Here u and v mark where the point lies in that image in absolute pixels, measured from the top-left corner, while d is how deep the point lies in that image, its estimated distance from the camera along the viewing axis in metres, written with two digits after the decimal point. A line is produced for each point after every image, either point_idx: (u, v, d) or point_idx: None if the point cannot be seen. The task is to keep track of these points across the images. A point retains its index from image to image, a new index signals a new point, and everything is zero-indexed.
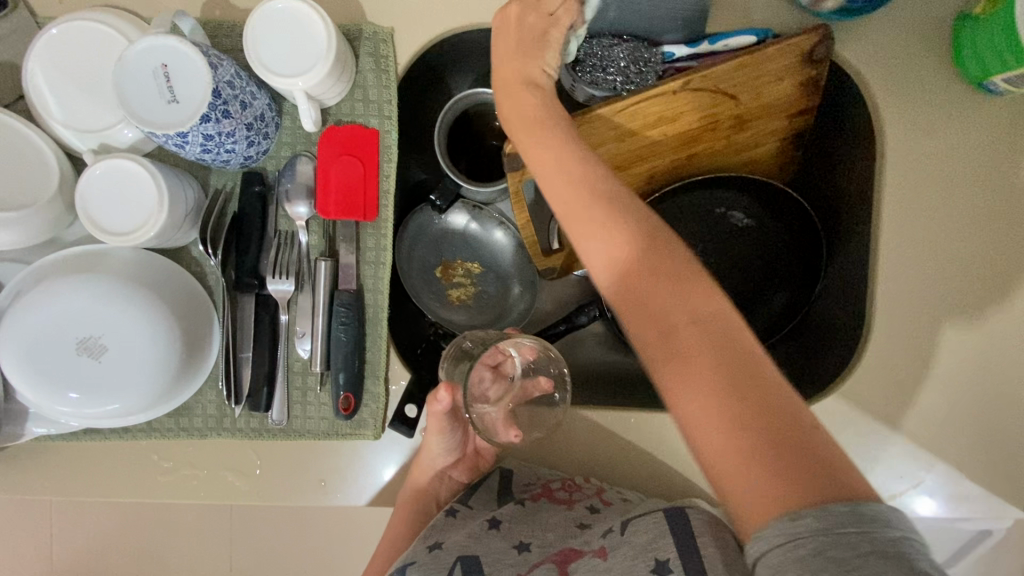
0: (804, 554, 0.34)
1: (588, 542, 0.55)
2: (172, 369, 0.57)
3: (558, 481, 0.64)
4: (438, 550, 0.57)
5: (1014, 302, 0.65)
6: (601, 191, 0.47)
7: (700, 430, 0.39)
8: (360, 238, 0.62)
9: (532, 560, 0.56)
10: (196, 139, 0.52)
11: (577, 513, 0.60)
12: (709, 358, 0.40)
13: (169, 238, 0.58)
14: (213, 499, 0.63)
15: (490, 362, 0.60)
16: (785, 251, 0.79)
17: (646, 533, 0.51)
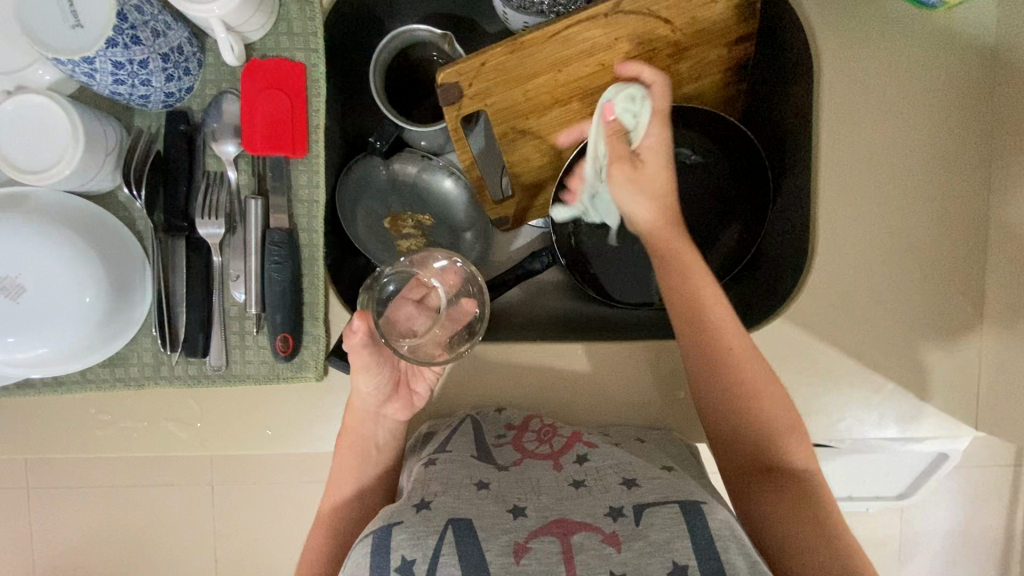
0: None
1: (595, 516, 0.52)
2: (102, 311, 0.56)
3: (532, 432, 0.62)
4: (426, 511, 0.52)
5: (951, 217, 0.66)
6: (717, 307, 0.59)
7: (771, 515, 0.54)
8: (292, 176, 0.61)
9: (530, 526, 0.51)
10: (105, 67, 0.50)
11: (567, 474, 0.57)
12: (785, 496, 0.54)
13: (90, 179, 0.57)
14: (154, 450, 0.62)
15: (411, 295, 0.66)
16: (731, 187, 0.79)
17: (663, 529, 0.50)
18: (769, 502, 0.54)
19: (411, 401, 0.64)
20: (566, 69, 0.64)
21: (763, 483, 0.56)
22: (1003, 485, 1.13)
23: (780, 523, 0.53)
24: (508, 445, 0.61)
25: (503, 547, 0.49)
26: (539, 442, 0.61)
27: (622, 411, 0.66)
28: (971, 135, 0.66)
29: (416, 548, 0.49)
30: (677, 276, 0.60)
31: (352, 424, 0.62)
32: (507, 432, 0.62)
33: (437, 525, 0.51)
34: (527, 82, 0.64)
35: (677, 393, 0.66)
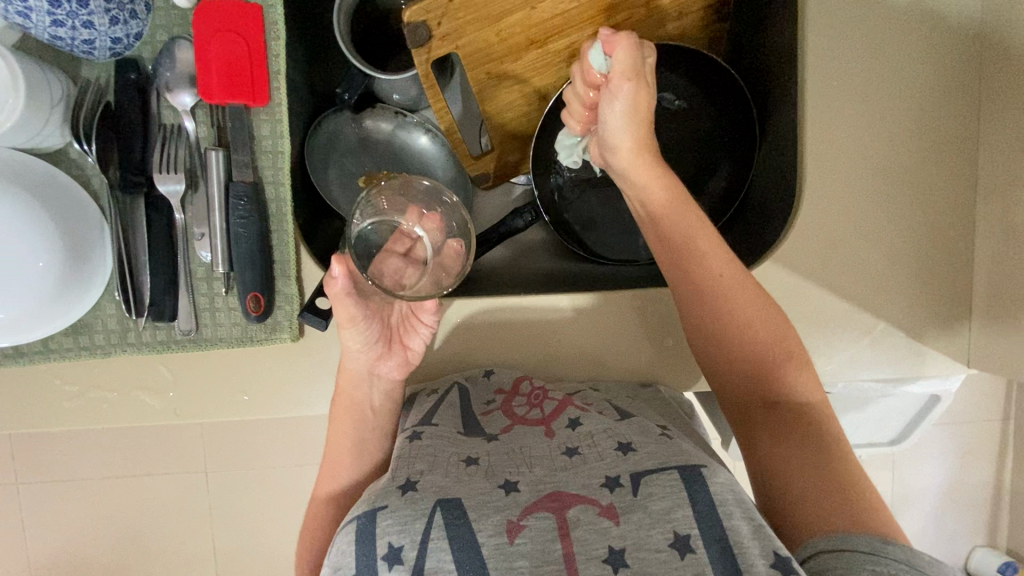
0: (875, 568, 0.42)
1: (590, 487, 0.49)
2: (57, 273, 0.53)
3: (521, 397, 0.61)
4: (413, 492, 0.49)
5: (941, 151, 0.64)
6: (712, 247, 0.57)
7: (773, 459, 0.52)
8: (253, 126, 0.58)
9: (523, 501, 0.48)
10: (38, 4, 0.47)
11: (561, 441, 0.55)
12: (790, 441, 0.52)
13: (37, 134, 0.53)
14: (126, 421, 0.59)
15: (396, 248, 0.62)
16: (715, 134, 0.77)
17: (662, 498, 0.47)
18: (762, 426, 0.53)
19: (407, 356, 0.61)
20: (539, 6, 0.60)
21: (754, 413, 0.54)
22: (990, 434, 1.15)
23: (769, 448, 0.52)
24: (497, 412, 0.60)
25: (495, 526, 0.46)
26: (528, 407, 0.59)
27: (609, 362, 0.64)
28: (959, 65, 0.64)
29: (403, 534, 0.46)
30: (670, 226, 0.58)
31: (343, 386, 0.59)
32: (496, 398, 0.61)
33: (423, 508, 0.47)
34: (499, 21, 0.60)
35: (666, 342, 0.64)
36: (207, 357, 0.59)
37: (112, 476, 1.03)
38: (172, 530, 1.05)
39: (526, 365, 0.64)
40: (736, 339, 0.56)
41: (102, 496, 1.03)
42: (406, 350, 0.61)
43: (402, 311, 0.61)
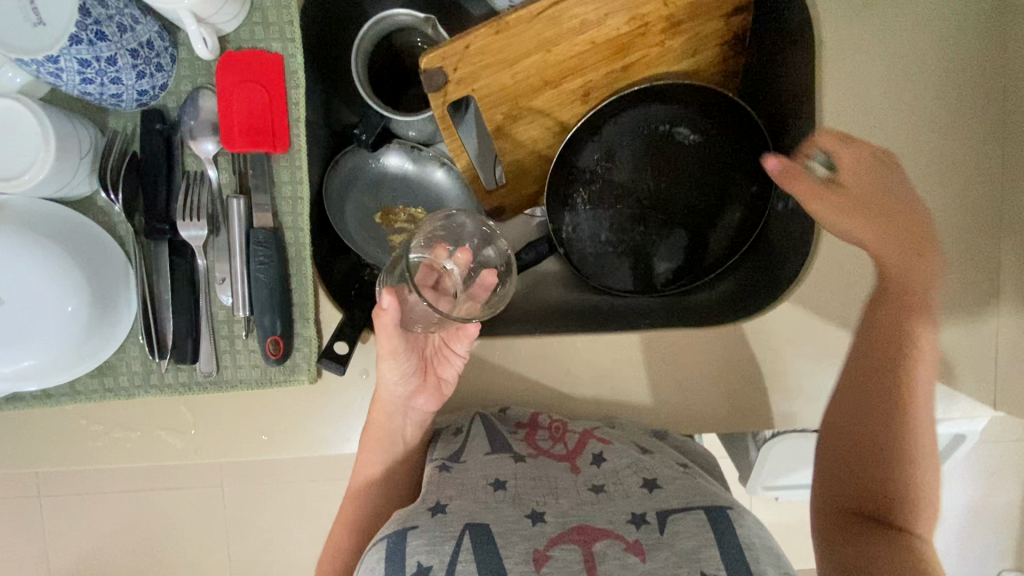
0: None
1: (615, 523, 0.49)
2: (86, 319, 0.54)
3: (543, 430, 0.60)
4: (443, 515, 0.50)
5: (963, 189, 0.63)
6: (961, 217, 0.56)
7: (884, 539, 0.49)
8: (275, 173, 0.59)
9: (550, 532, 0.49)
10: (71, 66, 0.48)
11: (586, 477, 0.55)
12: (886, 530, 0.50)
13: (66, 185, 0.55)
14: (151, 459, 0.60)
15: (428, 282, 0.61)
16: (732, 167, 0.76)
17: (689, 539, 0.48)
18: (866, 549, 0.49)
19: (440, 389, 0.61)
20: (555, 49, 0.61)
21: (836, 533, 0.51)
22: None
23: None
24: (521, 440, 0.59)
25: (521, 554, 0.46)
26: (551, 441, 0.59)
27: (626, 404, 0.64)
28: (983, 103, 0.63)
29: (433, 554, 0.46)
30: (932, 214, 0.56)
31: (377, 417, 0.59)
32: (520, 431, 0.61)
33: (454, 529, 0.48)
34: (514, 64, 0.61)
35: (683, 383, 0.64)
36: (229, 398, 0.60)
37: (131, 495, 1.04)
38: (191, 552, 1.06)
39: (542, 406, 0.64)
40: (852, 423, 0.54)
41: (126, 518, 1.05)
42: (440, 382, 0.61)
43: (436, 342, 0.61)
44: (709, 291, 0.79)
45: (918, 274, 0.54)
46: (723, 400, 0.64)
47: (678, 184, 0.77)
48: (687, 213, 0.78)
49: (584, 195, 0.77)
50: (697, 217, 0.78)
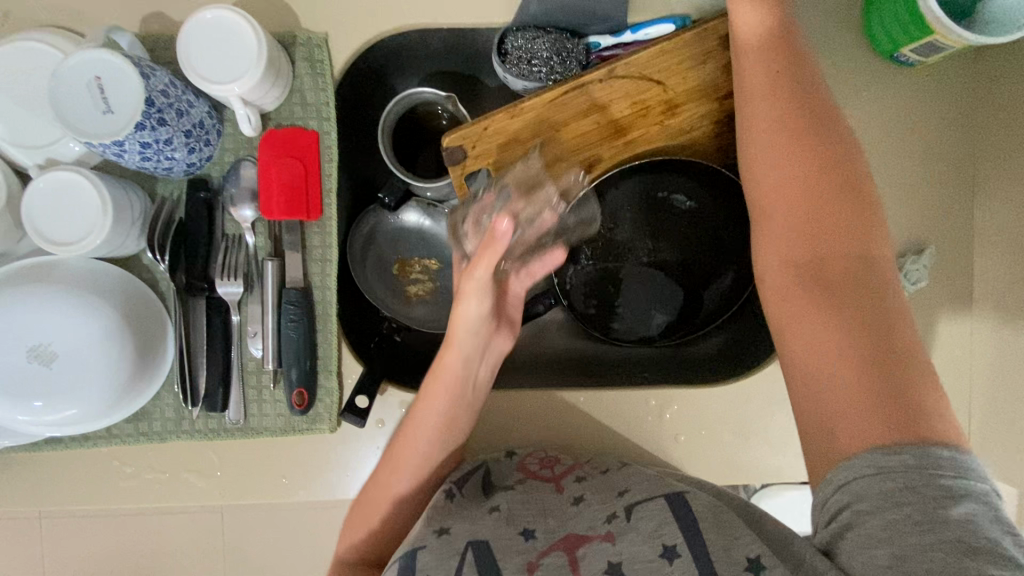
0: (889, 489, 0.38)
1: (595, 527, 0.52)
2: (127, 369, 0.59)
3: (535, 461, 0.65)
4: (447, 534, 0.51)
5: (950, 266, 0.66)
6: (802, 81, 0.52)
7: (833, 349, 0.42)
8: (306, 238, 0.64)
9: (540, 545, 0.51)
10: (133, 148, 0.54)
11: (570, 493, 0.58)
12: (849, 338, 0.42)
13: (117, 246, 0.60)
14: (177, 500, 0.64)
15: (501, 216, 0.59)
16: (727, 230, 0.80)
17: (651, 519, 0.51)
18: (832, 382, 0.42)
19: (512, 329, 0.65)
20: (564, 129, 0.67)
21: (811, 427, 0.43)
22: None
23: (866, 419, 0.40)
24: (512, 471, 0.63)
25: (517, 565, 0.49)
26: (541, 467, 0.63)
27: (623, 455, 0.68)
28: (954, 184, 0.66)
29: (441, 570, 0.48)
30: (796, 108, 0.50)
31: (454, 362, 0.58)
32: (512, 466, 0.64)
33: (458, 547, 0.50)
34: (527, 142, 0.67)
35: (677, 437, 0.68)
36: (255, 443, 0.64)
37: None
38: None
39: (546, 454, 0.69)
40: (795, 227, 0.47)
41: None
42: (508, 326, 0.65)
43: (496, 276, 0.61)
44: (704, 343, 0.83)
45: (853, 223, 0.46)
46: (716, 455, 0.68)
47: (675, 245, 0.82)
48: (684, 271, 0.82)
49: (589, 253, 0.82)
50: (692, 276, 0.82)
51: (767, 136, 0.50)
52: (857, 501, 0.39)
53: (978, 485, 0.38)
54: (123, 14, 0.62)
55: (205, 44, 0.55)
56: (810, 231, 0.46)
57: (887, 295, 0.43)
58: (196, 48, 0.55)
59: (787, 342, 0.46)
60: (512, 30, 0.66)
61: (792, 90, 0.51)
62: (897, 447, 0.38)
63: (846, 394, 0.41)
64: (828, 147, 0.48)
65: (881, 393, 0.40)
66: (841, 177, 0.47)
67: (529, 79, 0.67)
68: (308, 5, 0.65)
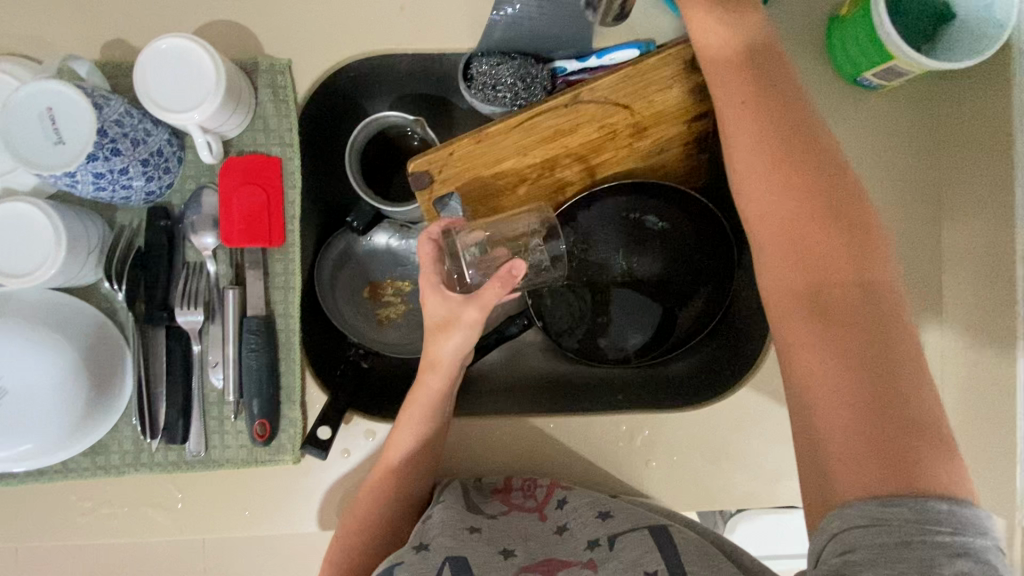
0: (884, 542, 0.35)
1: (576, 553, 0.54)
2: (82, 402, 0.58)
3: (517, 490, 0.64)
4: (425, 550, 0.52)
5: (919, 286, 0.66)
6: (782, 97, 0.50)
7: (830, 394, 0.39)
8: (268, 264, 0.64)
9: (519, 563, 0.53)
10: (85, 178, 0.53)
11: (553, 521, 0.59)
12: (846, 372, 0.39)
13: (74, 276, 0.59)
14: (136, 535, 0.62)
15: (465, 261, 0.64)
16: (699, 250, 0.80)
17: (635, 548, 0.51)
18: (827, 419, 0.39)
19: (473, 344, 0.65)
20: (532, 153, 0.67)
21: (811, 471, 0.40)
22: None
23: (864, 464, 0.37)
24: (497, 499, 0.63)
25: None
26: (524, 497, 0.63)
27: (594, 480, 0.67)
28: (917, 205, 0.66)
29: None
30: (780, 125, 0.48)
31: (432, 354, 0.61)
32: (495, 494, 0.64)
33: (434, 562, 0.51)
34: (496, 166, 0.67)
35: (649, 462, 0.67)
36: (216, 475, 0.63)
37: None
38: None
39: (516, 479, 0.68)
40: (787, 249, 0.45)
41: None
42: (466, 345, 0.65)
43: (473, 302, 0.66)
44: (681, 362, 0.80)
45: (842, 245, 0.43)
46: (688, 480, 0.67)
47: (648, 265, 0.82)
48: (659, 289, 0.82)
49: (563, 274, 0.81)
50: (665, 296, 0.82)
51: (750, 163, 0.49)
52: (852, 551, 0.36)
53: (978, 542, 0.35)
54: (85, 43, 0.62)
55: (160, 73, 0.55)
56: (799, 255, 0.44)
57: (892, 333, 0.40)
58: (152, 78, 0.55)
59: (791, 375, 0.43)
60: (476, 56, 0.66)
61: (771, 104, 0.49)
62: (894, 499, 0.36)
63: (845, 433, 0.38)
64: (819, 171, 0.46)
65: (883, 437, 0.37)
66: (836, 209, 0.44)
67: (495, 105, 0.66)
68: (270, 32, 0.64)
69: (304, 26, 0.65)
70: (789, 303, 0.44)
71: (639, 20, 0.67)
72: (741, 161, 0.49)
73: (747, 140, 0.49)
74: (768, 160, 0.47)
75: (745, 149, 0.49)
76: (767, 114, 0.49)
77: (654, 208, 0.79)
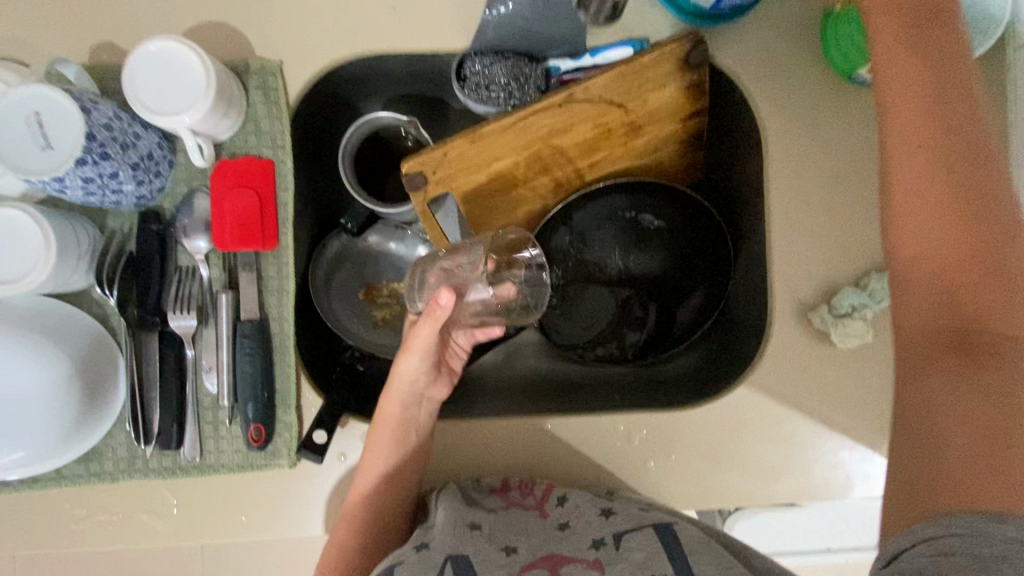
0: (982, 552, 0.35)
1: (579, 549, 0.53)
2: (74, 408, 0.57)
3: (514, 489, 0.64)
4: (427, 550, 0.52)
5: None
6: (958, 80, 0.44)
7: (963, 418, 0.38)
8: (261, 267, 0.63)
9: (522, 560, 0.52)
10: (75, 183, 0.52)
11: (554, 517, 0.58)
12: (982, 400, 0.38)
13: (65, 282, 0.59)
14: (131, 542, 0.62)
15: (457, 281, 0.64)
16: (696, 247, 0.80)
17: (641, 550, 0.51)
18: (943, 439, 0.38)
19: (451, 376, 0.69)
20: (527, 153, 0.67)
21: (908, 488, 0.39)
22: None
23: (976, 490, 0.36)
24: (495, 497, 0.62)
25: None
26: (523, 495, 0.62)
27: (593, 481, 0.67)
28: None
29: None
30: (959, 118, 0.43)
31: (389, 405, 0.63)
32: (493, 492, 0.63)
33: (436, 561, 0.50)
34: (490, 166, 0.67)
35: (648, 461, 0.67)
36: (211, 480, 0.62)
37: None
38: None
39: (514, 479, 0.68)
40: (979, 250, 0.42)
41: None
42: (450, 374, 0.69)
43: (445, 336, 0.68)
44: (678, 361, 0.81)
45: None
46: (687, 479, 0.67)
47: (644, 263, 0.81)
48: (656, 288, 0.81)
49: (559, 274, 0.81)
50: (663, 294, 0.81)
51: (920, 175, 0.43)
52: (947, 555, 0.35)
53: None
54: (72, 46, 0.62)
55: (149, 76, 0.54)
56: (974, 260, 0.42)
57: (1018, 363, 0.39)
58: (140, 81, 0.54)
59: (908, 390, 0.42)
60: (469, 56, 0.65)
61: (934, 94, 0.44)
62: (1005, 516, 0.35)
63: (958, 452, 0.37)
64: (981, 175, 0.43)
65: (995, 466, 0.36)
66: (983, 221, 0.42)
67: (489, 104, 0.66)
68: (260, 33, 0.64)
69: (293, 26, 0.64)
70: (925, 330, 0.43)
71: (632, 17, 0.67)
72: (895, 154, 0.45)
73: (911, 128, 0.44)
74: (914, 153, 0.44)
75: (901, 141, 0.44)
76: (937, 102, 0.44)
77: (651, 205, 0.78)
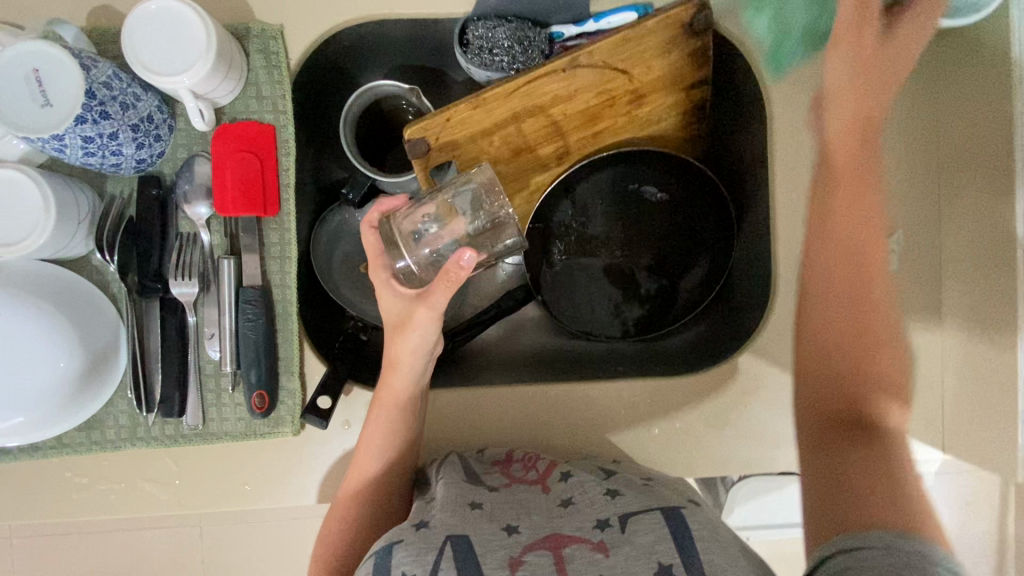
0: (893, 562, 0.35)
1: (584, 529, 0.50)
2: (75, 373, 0.56)
3: (517, 463, 0.63)
4: (425, 529, 0.51)
5: None
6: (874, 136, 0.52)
7: (847, 461, 0.41)
8: (263, 234, 0.63)
9: (523, 540, 0.50)
10: (74, 142, 0.51)
11: (556, 494, 0.56)
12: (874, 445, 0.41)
13: (65, 247, 0.58)
14: (133, 511, 0.61)
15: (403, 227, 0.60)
16: (699, 219, 0.79)
17: (648, 532, 0.49)
18: (848, 478, 0.40)
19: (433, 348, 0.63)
20: (529, 120, 0.67)
21: (823, 519, 0.39)
22: None
23: (876, 515, 0.37)
24: (496, 473, 0.61)
25: (499, 560, 0.48)
26: (525, 470, 0.61)
27: (597, 450, 0.67)
28: None
29: (415, 563, 0.47)
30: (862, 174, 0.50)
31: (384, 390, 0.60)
32: (494, 466, 0.63)
33: (435, 540, 0.49)
34: (493, 133, 0.67)
35: (653, 430, 0.67)
36: (214, 448, 0.62)
37: None
38: None
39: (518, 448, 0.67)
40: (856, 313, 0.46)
41: None
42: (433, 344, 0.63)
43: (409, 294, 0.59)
44: (681, 335, 0.80)
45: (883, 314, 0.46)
46: (691, 447, 0.67)
47: (647, 236, 0.80)
48: (659, 261, 0.80)
49: (561, 248, 0.80)
50: (666, 266, 0.80)
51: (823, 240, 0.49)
52: (857, 565, 0.36)
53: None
54: (69, 8, 0.61)
55: (150, 34, 0.53)
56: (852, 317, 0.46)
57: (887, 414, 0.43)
58: (141, 39, 0.53)
59: (811, 459, 0.43)
60: (472, 20, 0.65)
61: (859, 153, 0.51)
62: (908, 533, 0.36)
63: (864, 490, 0.39)
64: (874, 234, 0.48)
65: (891, 498, 0.38)
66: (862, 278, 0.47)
67: (492, 69, 0.66)
68: None
69: None
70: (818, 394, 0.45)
71: None
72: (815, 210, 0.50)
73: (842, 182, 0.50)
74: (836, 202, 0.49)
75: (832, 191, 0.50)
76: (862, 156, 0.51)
77: (653, 176, 0.78)
